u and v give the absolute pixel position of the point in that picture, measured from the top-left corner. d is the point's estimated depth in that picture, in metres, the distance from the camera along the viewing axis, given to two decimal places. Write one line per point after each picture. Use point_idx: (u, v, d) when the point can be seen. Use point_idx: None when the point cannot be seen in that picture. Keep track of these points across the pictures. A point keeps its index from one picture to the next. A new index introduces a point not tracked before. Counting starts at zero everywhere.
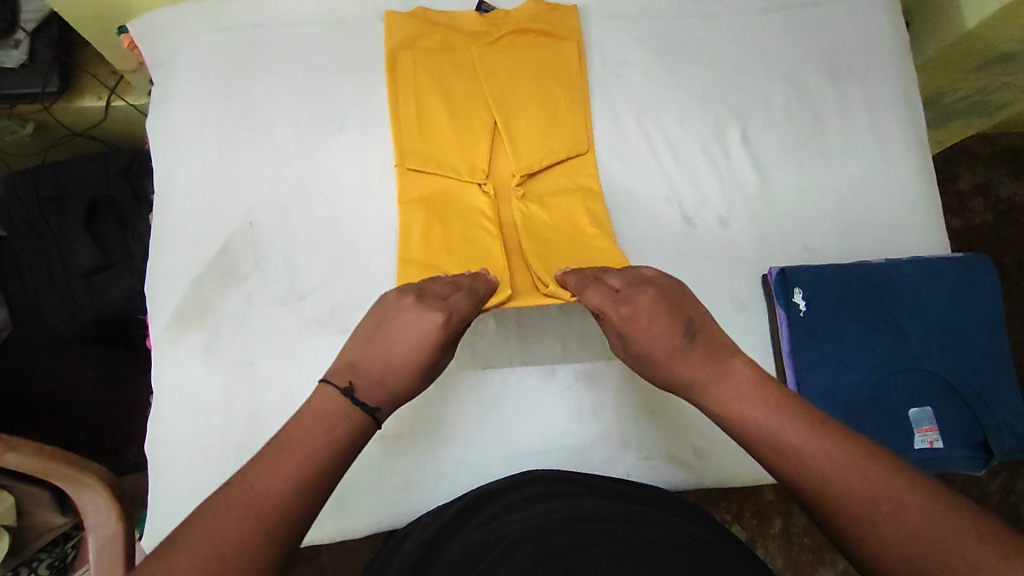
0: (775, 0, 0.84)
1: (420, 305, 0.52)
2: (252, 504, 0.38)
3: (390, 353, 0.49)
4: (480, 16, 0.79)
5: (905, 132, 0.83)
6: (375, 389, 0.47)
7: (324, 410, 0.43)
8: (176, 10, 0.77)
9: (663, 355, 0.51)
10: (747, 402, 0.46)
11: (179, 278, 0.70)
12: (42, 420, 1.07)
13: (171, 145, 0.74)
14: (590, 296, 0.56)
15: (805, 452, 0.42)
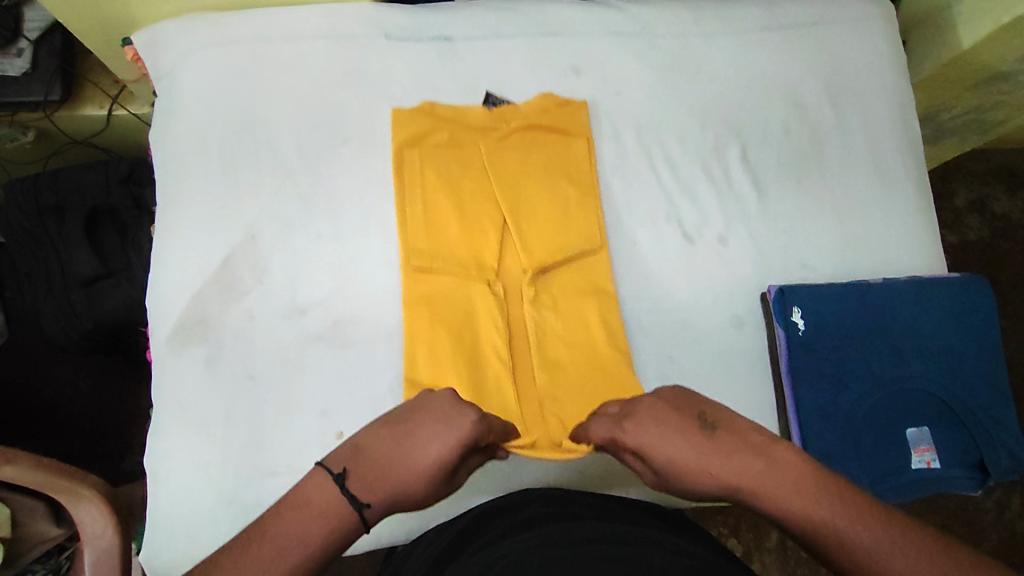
0: (774, 20, 0.85)
1: (459, 400, 0.53)
2: None
3: (409, 459, 0.49)
4: (488, 110, 0.78)
5: (903, 152, 0.83)
6: (372, 487, 0.47)
7: (311, 499, 0.45)
8: (180, 23, 0.78)
9: (692, 468, 0.50)
10: (804, 498, 0.45)
11: (181, 291, 0.71)
12: (36, 429, 1.04)
13: (175, 159, 0.75)
14: (600, 426, 0.59)
15: (876, 552, 0.41)
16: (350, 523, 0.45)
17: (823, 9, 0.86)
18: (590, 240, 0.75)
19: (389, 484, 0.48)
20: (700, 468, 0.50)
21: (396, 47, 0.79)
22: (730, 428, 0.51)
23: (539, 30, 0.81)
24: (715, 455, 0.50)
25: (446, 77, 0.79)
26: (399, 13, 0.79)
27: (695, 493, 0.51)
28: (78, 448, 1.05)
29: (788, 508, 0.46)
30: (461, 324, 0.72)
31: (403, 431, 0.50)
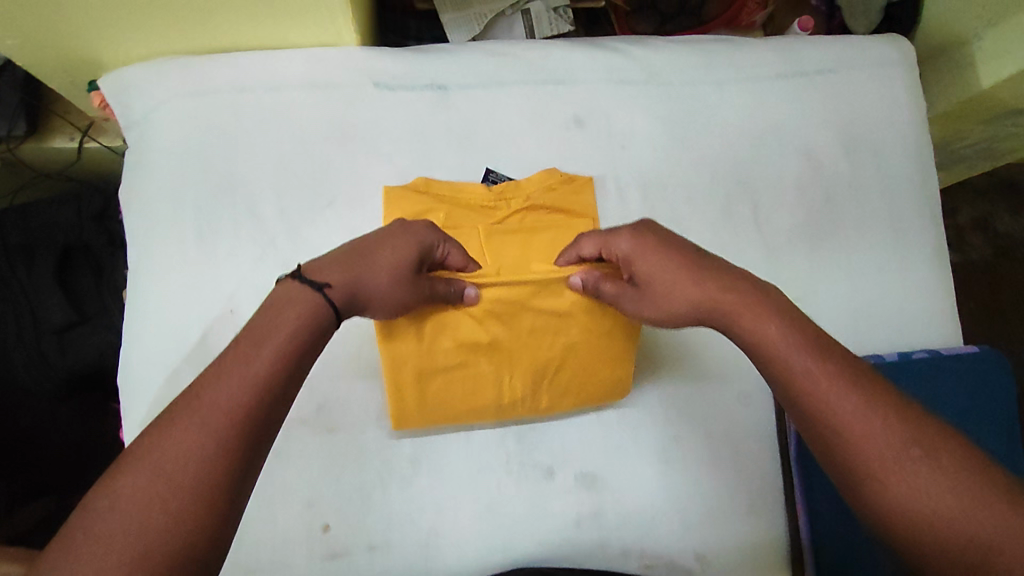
0: (789, 66, 0.80)
1: (411, 224, 0.59)
2: (200, 418, 0.42)
3: (371, 265, 0.54)
4: (489, 188, 0.72)
5: (919, 210, 0.80)
6: (336, 275, 0.52)
7: (287, 300, 0.49)
8: (150, 66, 0.71)
9: (682, 278, 0.55)
10: (783, 334, 0.50)
11: (158, 368, 0.67)
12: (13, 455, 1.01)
13: (149, 221, 0.70)
14: (589, 250, 0.62)
15: (824, 393, 0.46)
16: (316, 312, 0.49)
17: (842, 55, 0.81)
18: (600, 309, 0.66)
19: (355, 278, 0.53)
20: (685, 278, 0.55)
21: (385, 96, 0.73)
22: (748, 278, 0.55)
23: (540, 77, 0.76)
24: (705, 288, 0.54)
25: (440, 129, 0.73)
26: (389, 58, 0.73)
27: (672, 306, 0.56)
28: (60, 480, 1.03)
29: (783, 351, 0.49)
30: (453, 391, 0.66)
31: (373, 245, 0.56)
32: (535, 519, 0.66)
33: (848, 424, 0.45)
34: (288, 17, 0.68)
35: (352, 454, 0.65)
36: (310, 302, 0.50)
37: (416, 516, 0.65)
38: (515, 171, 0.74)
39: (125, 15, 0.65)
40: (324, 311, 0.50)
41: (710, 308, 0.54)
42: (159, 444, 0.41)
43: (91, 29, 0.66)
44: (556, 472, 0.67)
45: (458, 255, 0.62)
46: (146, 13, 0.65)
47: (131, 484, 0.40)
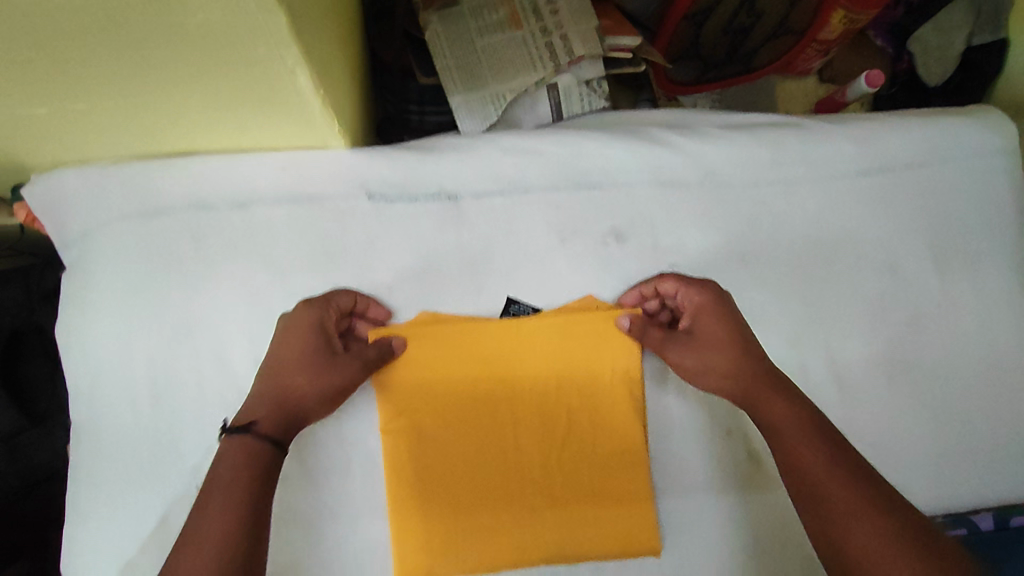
0: (869, 159, 0.66)
1: (325, 308, 0.55)
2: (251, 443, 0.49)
3: (290, 377, 0.52)
4: (503, 323, 0.58)
5: (1020, 333, 0.67)
6: (259, 409, 0.51)
7: (234, 453, 0.48)
8: (88, 175, 0.57)
9: (722, 343, 0.56)
10: (789, 429, 0.52)
11: (106, 560, 0.54)
12: None
13: (96, 368, 0.57)
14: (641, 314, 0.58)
15: (817, 481, 0.48)
16: (252, 448, 0.49)
17: (932, 145, 0.67)
18: (606, 384, 0.59)
19: (279, 403, 0.52)
20: (730, 342, 0.56)
21: (382, 211, 0.59)
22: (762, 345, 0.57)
23: (572, 179, 0.62)
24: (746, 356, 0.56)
25: (449, 249, 0.60)
26: (387, 161, 0.59)
27: (711, 372, 0.56)
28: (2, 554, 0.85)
29: (770, 413, 0.53)
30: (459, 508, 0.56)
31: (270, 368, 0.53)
32: None
33: (836, 501, 0.47)
34: (259, 122, 0.53)
35: None
36: (256, 442, 0.49)
37: None
38: (543, 300, 0.61)
39: (51, 126, 0.51)
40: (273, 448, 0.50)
41: (748, 372, 0.55)
42: (223, 471, 0.47)
43: (12, 139, 0.52)
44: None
45: (344, 301, 0.56)
46: (74, 123, 0.50)
47: (214, 489, 0.47)
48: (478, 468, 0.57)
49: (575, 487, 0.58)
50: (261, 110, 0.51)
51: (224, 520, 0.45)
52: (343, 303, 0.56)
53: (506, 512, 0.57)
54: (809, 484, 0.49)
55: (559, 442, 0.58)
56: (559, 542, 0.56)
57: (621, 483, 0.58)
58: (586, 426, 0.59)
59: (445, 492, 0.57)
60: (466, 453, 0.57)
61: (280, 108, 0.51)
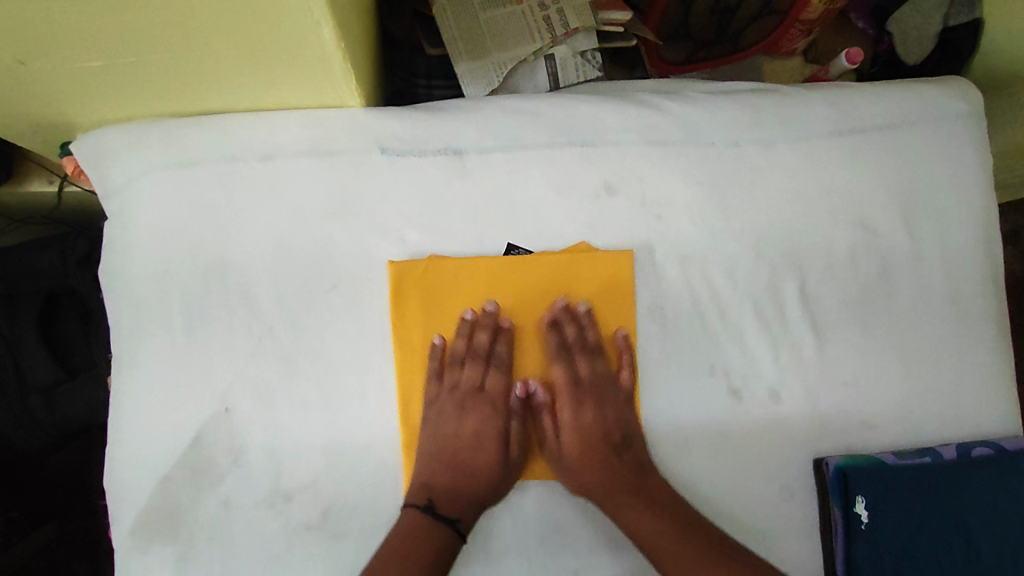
0: (844, 121, 0.71)
1: (476, 393, 0.66)
2: (437, 529, 0.60)
3: (472, 463, 0.64)
4: (510, 259, 0.65)
5: (984, 283, 0.72)
6: (455, 502, 0.62)
7: (417, 530, 0.59)
8: (129, 132, 0.63)
9: (597, 398, 0.67)
10: (617, 501, 0.63)
11: (145, 474, 0.60)
12: (19, 482, 0.97)
13: (133, 306, 0.63)
14: (560, 372, 0.66)
15: (645, 531, 0.61)
16: (449, 536, 0.60)
17: (902, 108, 0.72)
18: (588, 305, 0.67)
19: (464, 488, 0.63)
20: (592, 399, 0.67)
21: (393, 165, 0.65)
22: (633, 435, 0.66)
23: (567, 139, 0.68)
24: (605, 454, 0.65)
25: (454, 201, 0.66)
26: (398, 120, 0.65)
27: (585, 429, 0.66)
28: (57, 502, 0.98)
29: (626, 519, 0.62)
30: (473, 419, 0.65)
31: (439, 441, 0.63)
32: None
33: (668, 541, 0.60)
34: (286, 79, 0.59)
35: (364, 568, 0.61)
36: (449, 535, 0.60)
37: None
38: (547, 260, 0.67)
39: (103, 83, 0.57)
40: (453, 531, 0.60)
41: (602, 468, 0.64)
42: (414, 550, 0.58)
43: (64, 96, 0.58)
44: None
45: (486, 336, 0.65)
46: (124, 80, 0.57)
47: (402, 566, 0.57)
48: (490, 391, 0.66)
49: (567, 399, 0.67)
50: (287, 64, 0.57)
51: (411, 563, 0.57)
52: (466, 343, 0.65)
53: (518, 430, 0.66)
54: (632, 529, 0.62)
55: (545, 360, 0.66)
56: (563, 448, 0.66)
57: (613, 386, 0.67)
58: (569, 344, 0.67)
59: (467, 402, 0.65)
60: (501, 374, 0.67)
61: (305, 64, 0.57)
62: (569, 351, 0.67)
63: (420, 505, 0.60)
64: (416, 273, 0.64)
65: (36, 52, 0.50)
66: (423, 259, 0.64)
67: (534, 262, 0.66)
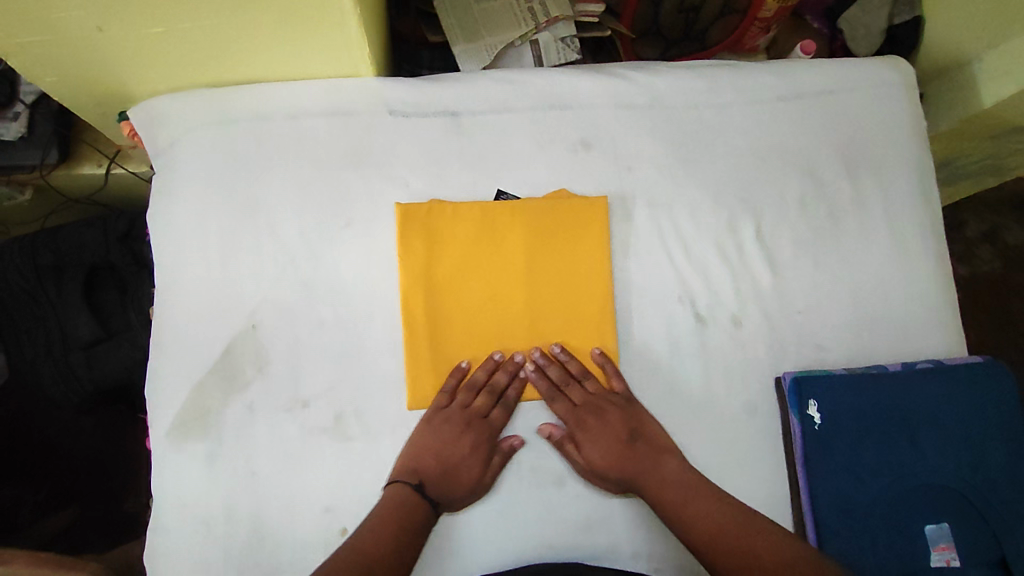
0: (789, 88, 0.82)
1: (475, 419, 0.70)
2: (416, 515, 0.65)
3: (461, 470, 0.68)
4: (500, 204, 0.75)
5: (922, 226, 0.81)
6: (439, 490, 0.67)
7: (406, 502, 0.65)
8: (177, 98, 0.75)
9: (613, 415, 0.71)
10: (667, 499, 0.66)
11: (182, 383, 0.69)
12: (44, 464, 1.18)
13: (174, 243, 0.73)
14: (558, 402, 0.72)
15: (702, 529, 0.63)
16: (422, 520, 0.65)
17: (840, 77, 0.83)
18: (575, 256, 0.75)
19: (446, 486, 0.68)
20: (613, 412, 0.71)
21: (400, 124, 0.76)
22: (643, 429, 0.71)
23: (549, 103, 0.79)
24: (624, 452, 0.70)
25: (451, 153, 0.76)
26: (404, 87, 0.77)
27: (605, 443, 0.70)
28: (79, 488, 1.18)
29: (675, 519, 0.65)
30: (459, 344, 0.73)
31: (432, 445, 0.69)
32: (548, 516, 0.70)
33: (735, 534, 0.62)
34: (311, 51, 0.71)
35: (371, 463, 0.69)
36: (423, 516, 0.65)
37: None
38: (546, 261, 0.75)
39: (160, 51, 0.69)
40: (430, 510, 0.66)
41: (626, 469, 0.69)
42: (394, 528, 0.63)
43: (127, 65, 0.70)
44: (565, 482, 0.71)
45: (490, 378, 0.72)
46: (178, 48, 0.68)
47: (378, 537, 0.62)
48: (474, 320, 0.73)
49: (542, 334, 0.74)
50: (315, 36, 0.69)
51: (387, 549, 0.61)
52: (486, 375, 0.72)
53: (499, 353, 0.73)
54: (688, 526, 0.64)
55: (528, 297, 0.74)
56: (535, 372, 0.73)
57: (587, 325, 0.75)
58: (551, 287, 0.75)
59: (450, 331, 0.73)
60: (483, 307, 0.73)
61: (329, 36, 0.69)
62: (563, 382, 0.73)
63: (408, 484, 0.66)
64: (417, 217, 0.73)
65: (113, 19, 0.62)
66: (426, 203, 0.74)
67: (521, 206, 0.75)
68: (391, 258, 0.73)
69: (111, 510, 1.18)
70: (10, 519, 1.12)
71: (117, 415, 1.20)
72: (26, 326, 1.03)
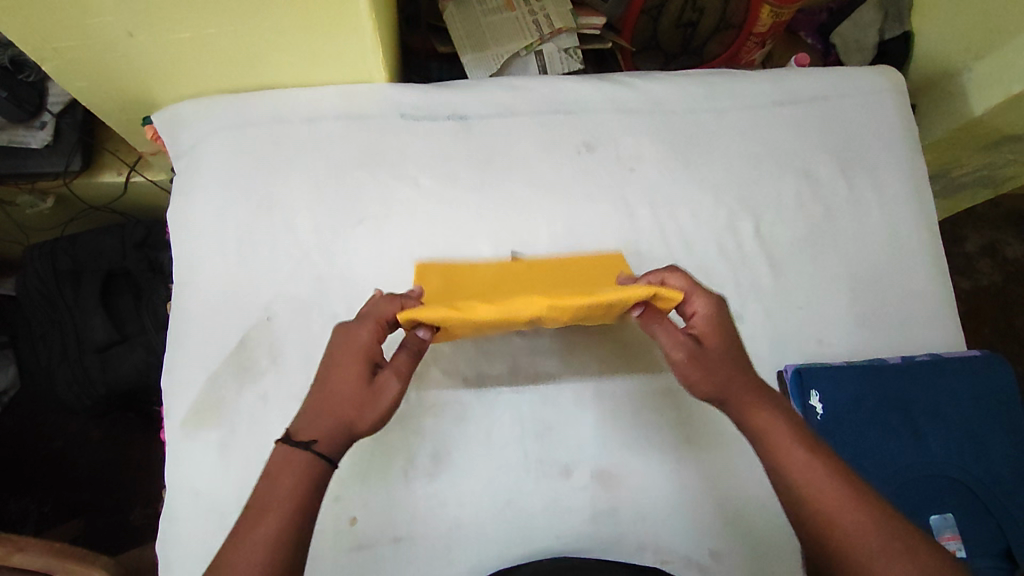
0: (784, 94, 0.86)
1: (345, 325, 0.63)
2: (291, 472, 0.55)
3: (335, 378, 0.58)
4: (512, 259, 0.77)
5: (917, 225, 0.84)
6: (310, 428, 0.57)
7: (280, 462, 0.55)
8: (200, 102, 0.78)
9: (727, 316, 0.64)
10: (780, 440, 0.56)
11: (198, 373, 0.71)
12: (49, 476, 1.18)
13: (194, 238, 0.76)
14: (677, 278, 0.65)
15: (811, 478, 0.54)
16: (306, 470, 0.55)
17: (832, 84, 0.87)
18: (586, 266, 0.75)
19: (324, 414, 0.57)
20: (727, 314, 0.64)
21: (411, 127, 0.80)
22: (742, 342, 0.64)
23: (553, 107, 0.83)
24: (737, 357, 0.61)
25: (460, 155, 0.80)
26: (416, 93, 0.80)
27: (721, 333, 0.62)
28: (86, 501, 1.18)
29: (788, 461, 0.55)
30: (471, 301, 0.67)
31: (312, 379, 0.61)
32: (554, 507, 0.70)
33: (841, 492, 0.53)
34: (328, 58, 0.75)
35: (381, 452, 0.70)
36: (303, 465, 0.55)
37: (438, 509, 0.69)
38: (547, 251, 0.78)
39: (187, 57, 0.73)
40: (303, 453, 0.55)
41: (739, 371, 0.60)
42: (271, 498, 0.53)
43: (154, 70, 0.74)
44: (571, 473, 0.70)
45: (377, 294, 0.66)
46: (202, 54, 0.72)
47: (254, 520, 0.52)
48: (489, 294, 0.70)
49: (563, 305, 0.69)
50: (332, 42, 0.72)
51: (274, 533, 0.52)
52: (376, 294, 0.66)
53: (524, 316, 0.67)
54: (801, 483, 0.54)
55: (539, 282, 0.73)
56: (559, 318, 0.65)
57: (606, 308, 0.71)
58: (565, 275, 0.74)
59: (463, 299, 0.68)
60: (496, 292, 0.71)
61: (345, 43, 0.73)
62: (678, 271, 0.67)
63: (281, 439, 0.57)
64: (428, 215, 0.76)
65: (143, 24, 0.66)
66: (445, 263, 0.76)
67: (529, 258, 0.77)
68: (401, 251, 0.76)
69: (118, 522, 1.17)
70: (19, 529, 1.14)
71: (124, 422, 1.22)
72: (44, 332, 1.05)
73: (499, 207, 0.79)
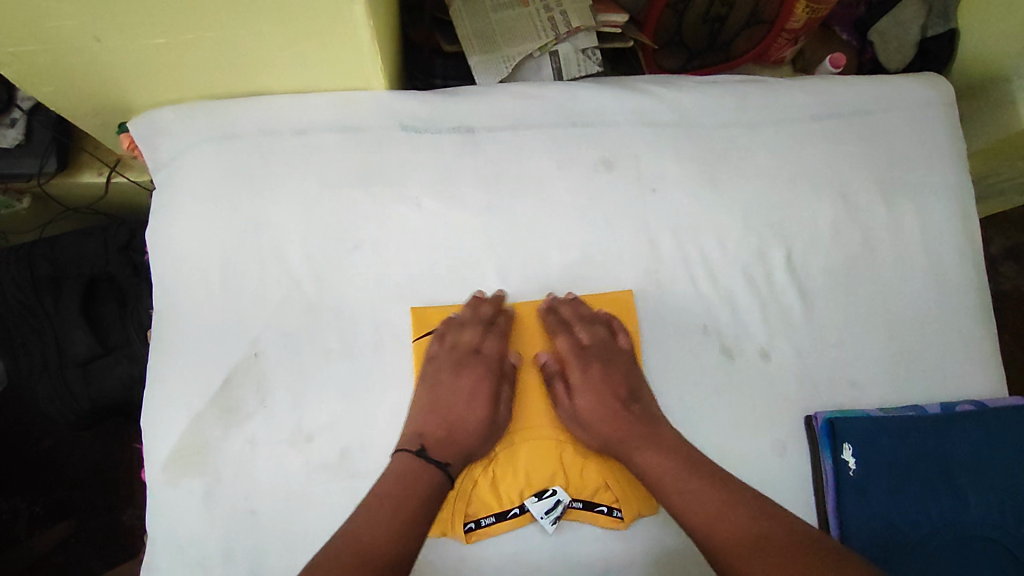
0: (822, 106, 0.78)
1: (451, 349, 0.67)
2: (419, 473, 0.60)
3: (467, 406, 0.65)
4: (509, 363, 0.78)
5: (960, 255, 0.77)
6: (445, 448, 0.63)
7: (407, 469, 0.60)
8: (178, 109, 0.71)
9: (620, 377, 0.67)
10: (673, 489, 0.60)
11: (179, 413, 0.66)
12: (37, 476, 1.14)
13: (175, 263, 0.69)
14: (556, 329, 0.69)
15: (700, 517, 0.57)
16: (435, 479, 0.60)
17: (874, 97, 0.79)
18: None
19: (456, 442, 0.63)
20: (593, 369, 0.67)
21: (412, 140, 0.72)
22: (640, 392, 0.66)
23: (569, 119, 0.75)
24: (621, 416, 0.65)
25: (466, 172, 0.72)
26: (416, 102, 0.73)
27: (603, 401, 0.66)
28: (75, 501, 1.14)
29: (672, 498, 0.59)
30: None
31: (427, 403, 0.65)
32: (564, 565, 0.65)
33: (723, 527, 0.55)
34: (322, 64, 0.68)
35: None
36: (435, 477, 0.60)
37: (438, 564, 0.64)
38: (560, 282, 0.72)
39: (163, 61, 0.65)
40: (440, 471, 0.61)
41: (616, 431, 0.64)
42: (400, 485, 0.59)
43: (127, 75, 0.67)
44: (559, 494, 0.65)
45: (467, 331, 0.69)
46: (181, 58, 0.64)
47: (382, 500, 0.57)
48: None
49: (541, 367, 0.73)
50: (326, 48, 0.65)
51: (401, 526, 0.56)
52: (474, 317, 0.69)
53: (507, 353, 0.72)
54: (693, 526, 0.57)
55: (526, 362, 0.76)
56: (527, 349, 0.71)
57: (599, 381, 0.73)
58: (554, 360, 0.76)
59: None
60: None
61: (340, 50, 0.65)
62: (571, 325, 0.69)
63: (411, 449, 0.62)
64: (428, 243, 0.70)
65: (114, 28, 0.58)
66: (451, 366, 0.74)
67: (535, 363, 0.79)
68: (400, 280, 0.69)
69: (106, 525, 1.13)
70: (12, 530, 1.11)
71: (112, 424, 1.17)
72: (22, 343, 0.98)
73: (508, 231, 0.72)
